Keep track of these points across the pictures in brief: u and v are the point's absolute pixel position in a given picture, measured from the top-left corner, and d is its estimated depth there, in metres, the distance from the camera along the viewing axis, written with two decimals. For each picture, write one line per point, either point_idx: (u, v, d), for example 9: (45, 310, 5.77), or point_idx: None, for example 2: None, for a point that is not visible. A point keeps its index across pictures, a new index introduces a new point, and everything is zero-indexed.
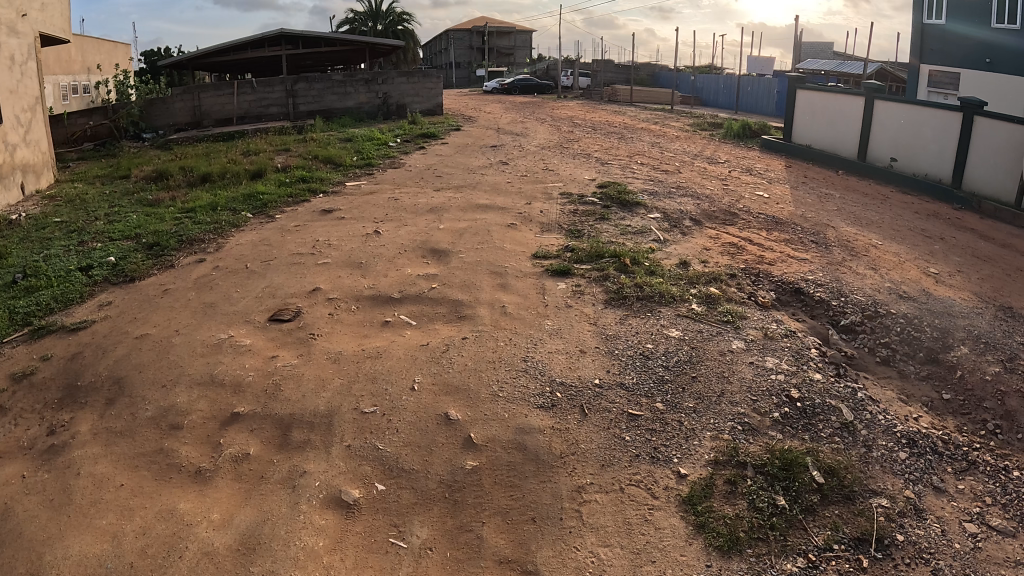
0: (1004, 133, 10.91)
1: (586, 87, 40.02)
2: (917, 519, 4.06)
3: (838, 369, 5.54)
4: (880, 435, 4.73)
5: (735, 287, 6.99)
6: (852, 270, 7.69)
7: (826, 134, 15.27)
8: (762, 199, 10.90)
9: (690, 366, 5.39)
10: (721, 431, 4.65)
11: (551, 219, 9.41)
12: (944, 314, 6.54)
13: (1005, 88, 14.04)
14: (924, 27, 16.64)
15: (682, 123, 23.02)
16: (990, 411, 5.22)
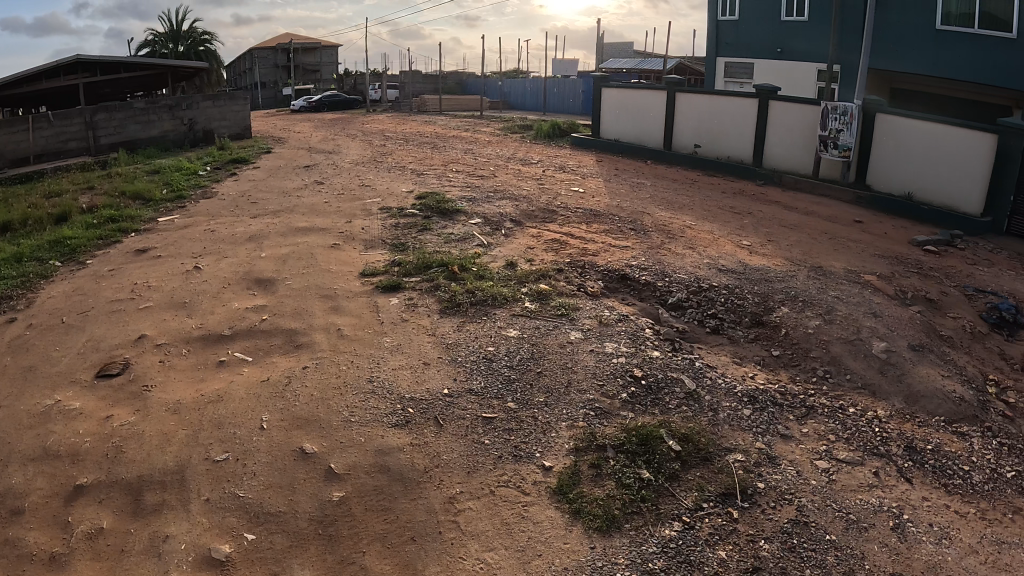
0: (799, 114, 12.35)
1: (395, 100, 39.74)
2: (772, 466, 4.48)
3: (674, 344, 5.97)
4: (723, 397, 5.19)
5: (565, 282, 7.28)
6: (673, 251, 7.91)
7: (632, 128, 16.04)
8: (578, 194, 10.70)
9: (535, 362, 5.55)
10: (576, 420, 4.82)
11: (372, 236, 9.25)
12: (762, 279, 7.11)
13: (797, 75, 15.84)
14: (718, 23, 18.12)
15: (491, 128, 23.60)
16: (817, 358, 5.85)
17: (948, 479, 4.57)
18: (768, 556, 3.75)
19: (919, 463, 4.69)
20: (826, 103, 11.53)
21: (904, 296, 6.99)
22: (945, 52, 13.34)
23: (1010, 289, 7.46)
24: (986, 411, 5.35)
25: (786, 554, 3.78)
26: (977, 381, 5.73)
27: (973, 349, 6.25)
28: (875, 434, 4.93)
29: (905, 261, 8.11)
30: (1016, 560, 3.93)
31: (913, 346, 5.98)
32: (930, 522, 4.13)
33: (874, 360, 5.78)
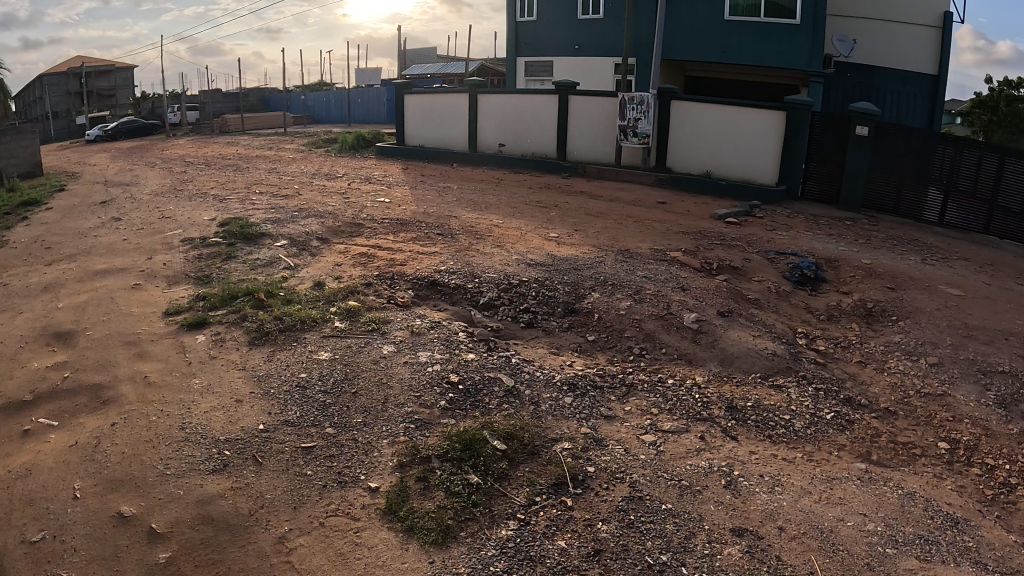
0: (599, 106, 12.97)
1: (197, 122, 37.27)
2: (599, 448, 4.51)
3: (489, 344, 5.70)
4: (543, 390, 5.10)
5: (373, 296, 6.77)
6: (481, 252, 7.31)
7: (435, 132, 15.44)
8: (382, 205, 10.46)
9: (351, 382, 5.22)
10: (397, 435, 4.58)
11: (176, 271, 8.50)
12: (570, 268, 6.56)
13: (595, 69, 16.67)
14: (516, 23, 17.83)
15: (297, 143, 22.69)
16: (632, 338, 5.71)
17: (772, 431, 4.80)
18: (607, 536, 3.76)
19: (743, 421, 4.87)
20: (622, 95, 12.27)
21: (710, 268, 7.03)
22: (734, 40, 14.30)
23: (806, 249, 8.02)
24: (798, 361, 5.59)
25: (625, 530, 3.80)
26: (787, 336, 5.95)
27: (781, 308, 6.48)
28: (696, 400, 5.04)
29: (708, 235, 8.28)
30: (845, 492, 4.24)
31: (723, 313, 6.02)
32: (761, 473, 4.34)
33: (686, 331, 5.75)
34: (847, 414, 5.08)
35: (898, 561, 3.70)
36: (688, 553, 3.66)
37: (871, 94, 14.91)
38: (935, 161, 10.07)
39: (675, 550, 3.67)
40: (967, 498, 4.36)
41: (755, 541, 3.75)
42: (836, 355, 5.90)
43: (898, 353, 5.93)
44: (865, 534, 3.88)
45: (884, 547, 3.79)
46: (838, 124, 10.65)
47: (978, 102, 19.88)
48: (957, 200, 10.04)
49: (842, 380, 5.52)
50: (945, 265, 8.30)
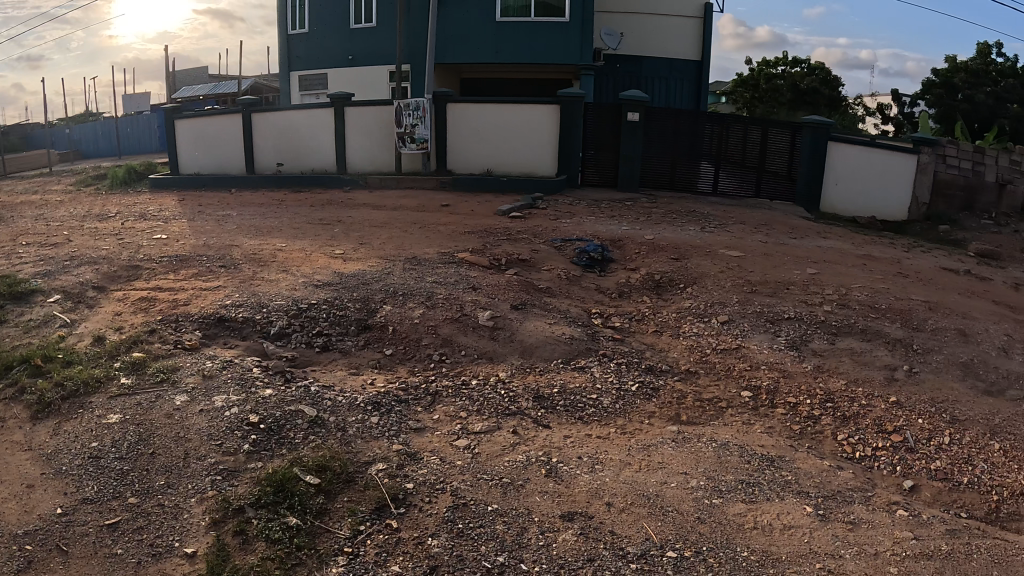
0: (375, 115, 12.57)
1: None
2: (415, 462, 3.99)
3: (286, 375, 4.89)
4: (347, 413, 4.45)
5: (158, 342, 5.21)
6: (265, 279, 6.63)
7: (210, 156, 14.25)
8: (161, 242, 8.54)
9: (145, 445, 4.00)
10: (204, 490, 3.64)
11: None
12: (358, 285, 6.25)
13: (369, 78, 16.30)
14: (290, 37, 17.42)
15: (65, 184, 20.14)
16: (430, 345, 5.37)
17: (582, 412, 4.69)
18: (440, 550, 3.30)
19: (552, 408, 4.71)
20: (398, 102, 11.99)
21: (499, 264, 7.05)
22: (506, 40, 14.63)
23: (591, 233, 8.32)
24: (595, 341, 5.66)
25: (456, 541, 3.37)
26: (582, 319, 6.05)
27: (572, 293, 6.64)
28: (503, 396, 4.78)
29: (493, 231, 8.38)
30: (663, 456, 4.23)
31: (516, 306, 5.99)
32: (578, 455, 4.18)
33: (483, 330, 5.57)
34: (650, 382, 5.15)
35: (726, 508, 3.76)
36: (524, 549, 3.35)
37: (637, 82, 15.91)
38: (703, 138, 11.57)
39: (510, 549, 3.35)
40: (778, 436, 4.65)
41: (587, 522, 3.56)
42: (631, 329, 6.07)
43: (690, 316, 6.27)
44: (691, 491, 3.89)
45: (710, 499, 3.83)
46: (611, 112, 11.62)
47: (740, 81, 22.14)
48: (724, 171, 11.66)
49: (641, 351, 5.63)
50: (722, 230, 8.96)
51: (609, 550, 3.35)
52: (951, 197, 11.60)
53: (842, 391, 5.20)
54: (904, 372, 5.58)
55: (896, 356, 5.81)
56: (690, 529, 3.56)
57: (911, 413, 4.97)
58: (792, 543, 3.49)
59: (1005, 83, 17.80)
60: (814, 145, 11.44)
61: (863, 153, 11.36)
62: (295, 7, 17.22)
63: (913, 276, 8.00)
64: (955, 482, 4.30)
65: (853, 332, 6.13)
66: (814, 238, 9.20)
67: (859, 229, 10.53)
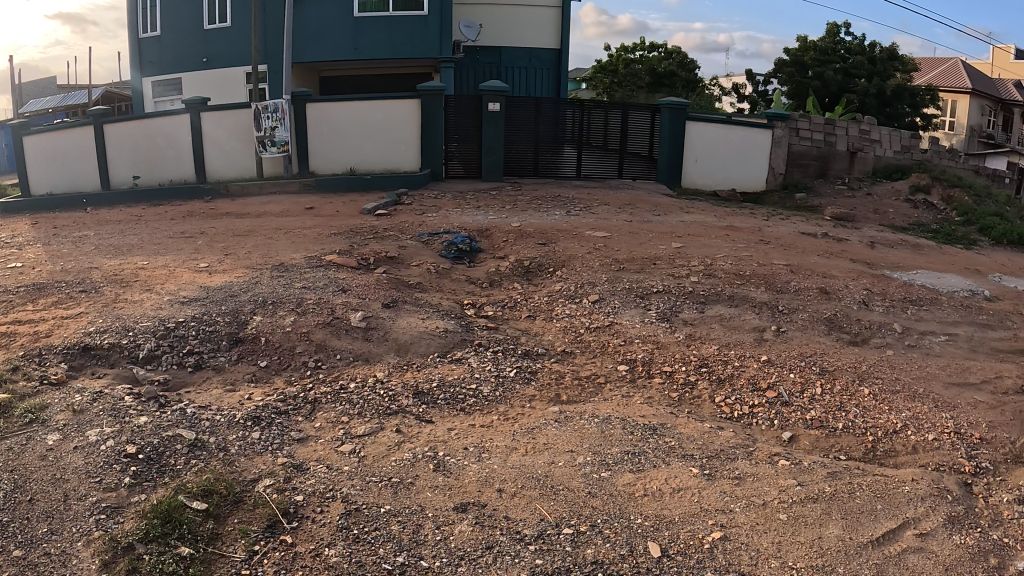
0: (230, 120, 12.12)
1: None
2: (302, 474, 3.89)
3: (159, 401, 4.65)
4: (227, 432, 4.28)
5: (22, 380, 4.81)
6: (129, 300, 6.28)
7: (62, 173, 13.30)
8: (12, 271, 7.86)
9: (21, 491, 3.62)
10: (89, 531, 3.35)
11: None
12: (227, 297, 6.03)
13: (225, 82, 15.66)
14: (140, 41, 16.58)
15: None
16: (304, 352, 5.24)
17: (463, 403, 4.72)
18: (339, 559, 3.23)
19: (432, 403, 4.71)
20: (255, 105, 11.64)
21: (367, 263, 6.96)
22: (364, 36, 14.52)
23: (457, 225, 8.34)
24: (469, 331, 5.70)
25: (353, 548, 3.31)
26: (455, 311, 6.08)
27: (443, 286, 6.66)
28: (382, 396, 4.75)
29: (360, 231, 8.26)
30: (547, 437, 4.32)
31: (387, 305, 5.94)
32: (464, 446, 4.20)
33: (356, 332, 5.49)
34: (528, 366, 5.25)
35: (616, 480, 3.88)
36: (422, 546, 3.33)
37: (500, 72, 16.10)
38: (565, 125, 11.76)
39: (409, 548, 3.32)
40: (658, 405, 4.83)
41: (481, 511, 3.59)
42: (505, 316, 6.16)
43: (563, 298, 6.42)
44: (578, 467, 3.99)
45: (599, 473, 3.94)
46: (473, 104, 11.65)
47: (603, 67, 22.85)
48: (587, 154, 11.96)
49: (516, 337, 5.73)
50: (588, 213, 9.21)
51: (506, 536, 3.40)
52: (806, 165, 12.57)
53: (716, 355, 5.50)
54: (772, 332, 5.93)
55: (764, 317, 6.17)
56: (583, 504, 3.65)
57: (782, 368, 5.32)
58: (683, 504, 3.66)
59: (851, 61, 19.15)
60: (672, 125, 11.90)
61: (723, 130, 12.00)
62: (145, 10, 16.38)
63: (774, 243, 8.51)
64: (832, 429, 4.60)
65: (722, 298, 6.47)
66: (678, 214, 9.62)
67: (722, 202, 11.12)
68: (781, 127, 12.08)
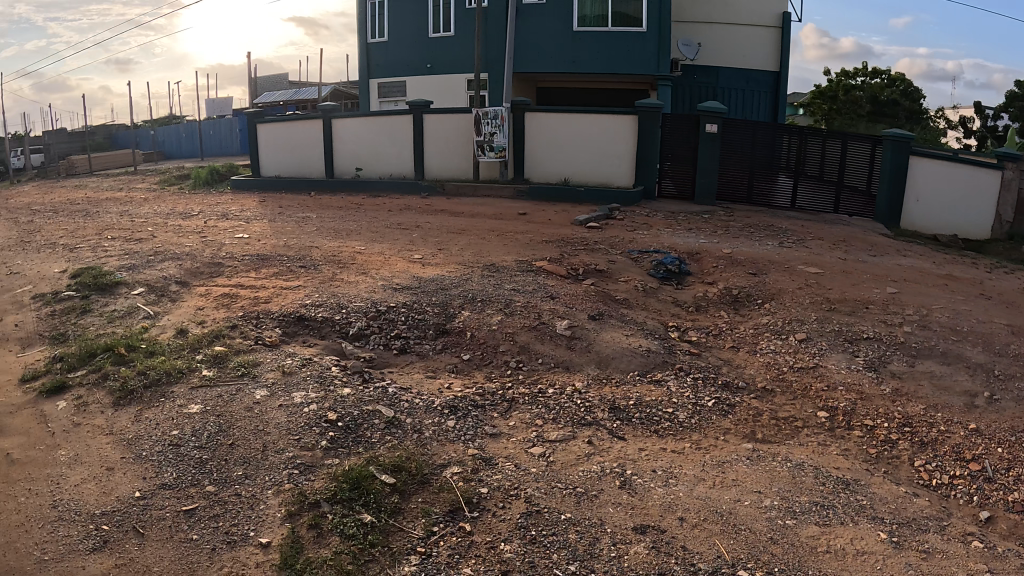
0: (451, 123, 12.86)
1: (36, 166, 34.12)
2: (490, 468, 4.05)
3: (364, 375, 5.04)
4: (424, 416, 4.55)
5: (239, 337, 5.61)
6: (345, 281, 6.82)
7: (292, 160, 14.69)
8: (242, 241, 8.89)
9: (224, 435, 4.27)
10: (281, 482, 3.81)
11: (26, 330, 6.58)
12: (438, 289, 6.40)
13: (449, 86, 16.76)
14: (369, 45, 17.76)
15: (150, 180, 20.47)
16: (507, 352, 5.45)
17: (658, 425, 4.69)
18: (513, 556, 3.34)
19: (627, 420, 4.72)
20: (476, 111, 12.25)
21: (576, 274, 7.11)
22: (583, 50, 14.76)
23: (668, 245, 8.31)
24: (672, 354, 5.66)
25: (529, 547, 3.41)
26: (659, 331, 6.06)
27: (649, 304, 6.65)
28: (579, 406, 4.83)
29: (571, 241, 8.47)
30: (737, 474, 4.18)
31: (593, 316, 6.02)
32: (653, 468, 4.17)
33: (561, 339, 5.62)
34: (727, 399, 5.11)
35: (801, 530, 3.67)
36: (595, 559, 3.36)
37: (716, 93, 15.79)
38: (781, 151, 11.36)
39: (582, 558, 3.36)
40: (854, 459, 4.53)
41: (659, 536, 3.54)
42: (709, 343, 6.04)
43: (769, 333, 6.18)
44: (763, 509, 3.83)
45: (784, 519, 3.75)
46: (689, 124, 11.56)
47: (819, 92, 21.60)
48: (805, 185, 11.45)
49: (718, 366, 5.60)
50: (800, 246, 8.80)
51: (680, 566, 3.34)
52: None
53: (921, 416, 5.04)
54: (983, 399, 5.34)
55: (976, 382, 5.56)
56: (762, 549, 3.50)
57: (990, 441, 4.76)
58: (864, 569, 3.40)
59: None
60: (895, 158, 10.94)
61: (946, 166, 10.84)
62: (374, 17, 17.56)
63: (999, 298, 7.67)
64: None
65: (933, 354, 5.92)
66: (894, 256, 8.93)
67: (938, 247, 10.13)
68: (1012, 168, 10.45)
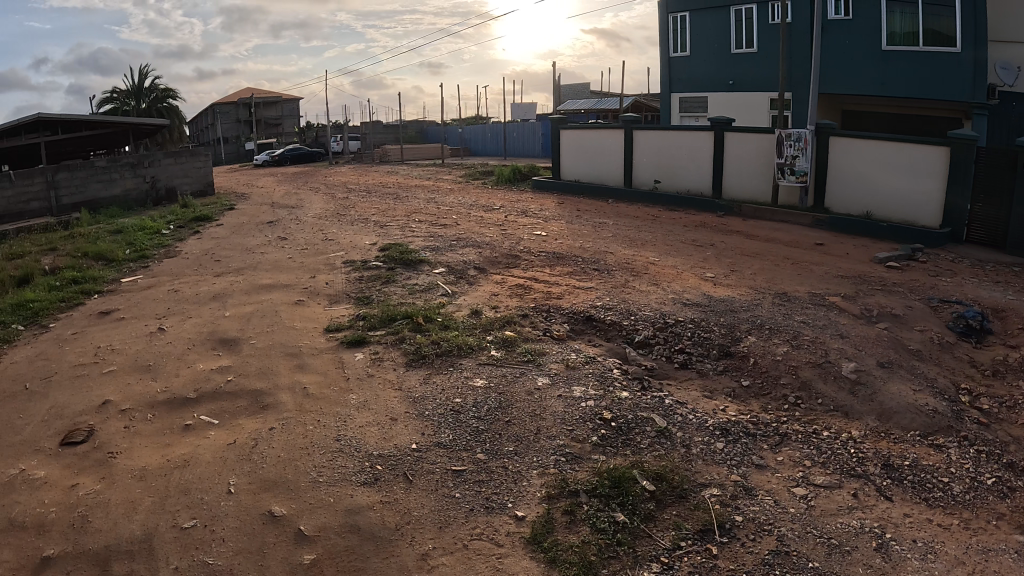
0: (752, 143, 12.72)
1: (356, 151, 39.37)
2: (749, 497, 3.91)
3: (643, 382, 5.20)
4: (695, 433, 4.56)
5: (529, 326, 6.23)
6: (636, 289, 7.14)
7: (594, 166, 15.92)
8: (540, 238, 9.76)
9: (502, 411, 4.72)
10: (547, 466, 4.11)
11: (338, 289, 7.80)
12: (727, 311, 6.40)
13: (747, 104, 16.48)
14: (672, 59, 18.15)
15: (455, 173, 22.71)
16: (787, 385, 5.26)
17: (928, 493, 4.09)
18: None
19: (899, 480, 4.21)
20: (779, 132, 11.93)
21: (869, 315, 6.60)
22: (893, 71, 13.92)
23: (969, 296, 7.41)
24: (960, 420, 4.89)
25: None
26: (949, 392, 5.29)
27: (942, 360, 5.86)
28: (851, 455, 4.44)
29: (867, 279, 7.94)
30: (1001, 567, 3.46)
31: (882, 363, 5.51)
32: (913, 538, 3.64)
33: (844, 382, 5.26)
34: (1009, 480, 4.25)
35: None
36: None
37: None
38: None
39: None
40: None
41: None
42: (1004, 415, 5.06)
43: None
44: None
45: None
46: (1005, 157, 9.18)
47: None
48: None
49: (1005, 443, 4.68)
50: None
51: None
52: None
53: None
54: None
55: None
56: None
57: None
58: None
59: None
60: None
61: None
62: (677, 33, 17.88)
63: None
64: None
65: None
66: None
67: None
68: None
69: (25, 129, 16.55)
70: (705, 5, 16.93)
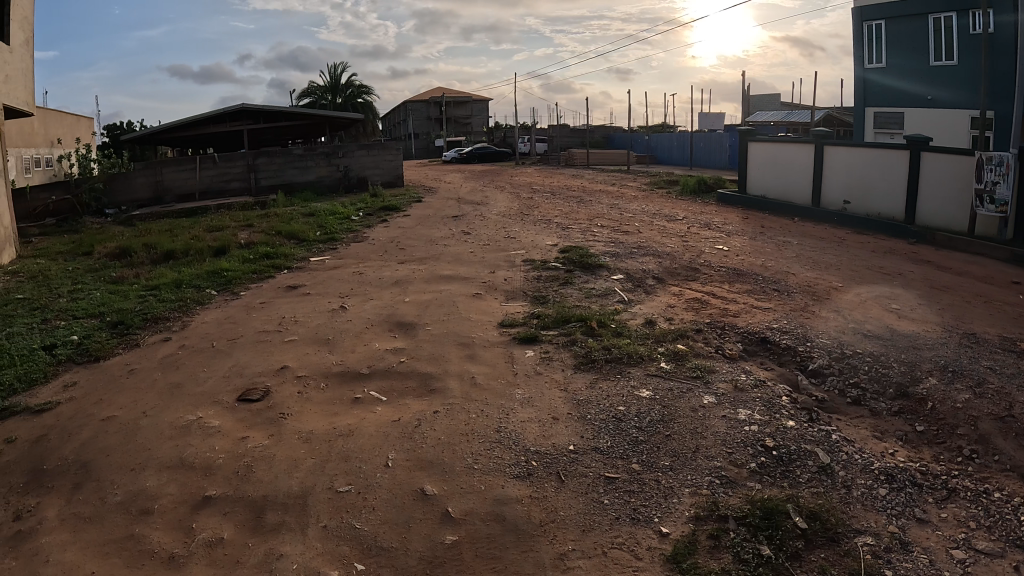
0: (955, 165, 11.41)
1: (541, 153, 40.22)
2: (904, 552, 3.45)
3: (811, 414, 4.79)
4: (858, 475, 4.08)
5: (702, 343, 6.05)
6: (816, 313, 6.75)
7: (782, 182, 15.22)
8: (723, 253, 9.60)
9: (664, 424, 4.62)
10: (700, 486, 3.95)
11: (516, 287, 8.04)
12: (910, 346, 5.82)
13: (946, 123, 14.90)
14: (865, 73, 16.84)
15: (639, 181, 22.55)
16: (964, 436, 4.52)
17: None
18: None
19: None
20: (979, 154, 10.65)
21: None
22: None
23: None
24: None
25: None
26: None
27: None
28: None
29: None
30: None
31: None
32: None
33: None
34: None
35: None
36: None
37: None
38: None
39: None
40: None
41: None
42: None
43: None
44: None
45: None
46: None
47: None
48: None
49: None
50: None
51: None
52: None
53: None
54: None
55: None
56: None
57: None
58: None
59: None
60: None
61: None
62: (873, 44, 16.58)
63: None
64: None
65: None
66: None
67: None
68: None
69: (230, 117, 18.82)
70: (904, 14, 15.62)
